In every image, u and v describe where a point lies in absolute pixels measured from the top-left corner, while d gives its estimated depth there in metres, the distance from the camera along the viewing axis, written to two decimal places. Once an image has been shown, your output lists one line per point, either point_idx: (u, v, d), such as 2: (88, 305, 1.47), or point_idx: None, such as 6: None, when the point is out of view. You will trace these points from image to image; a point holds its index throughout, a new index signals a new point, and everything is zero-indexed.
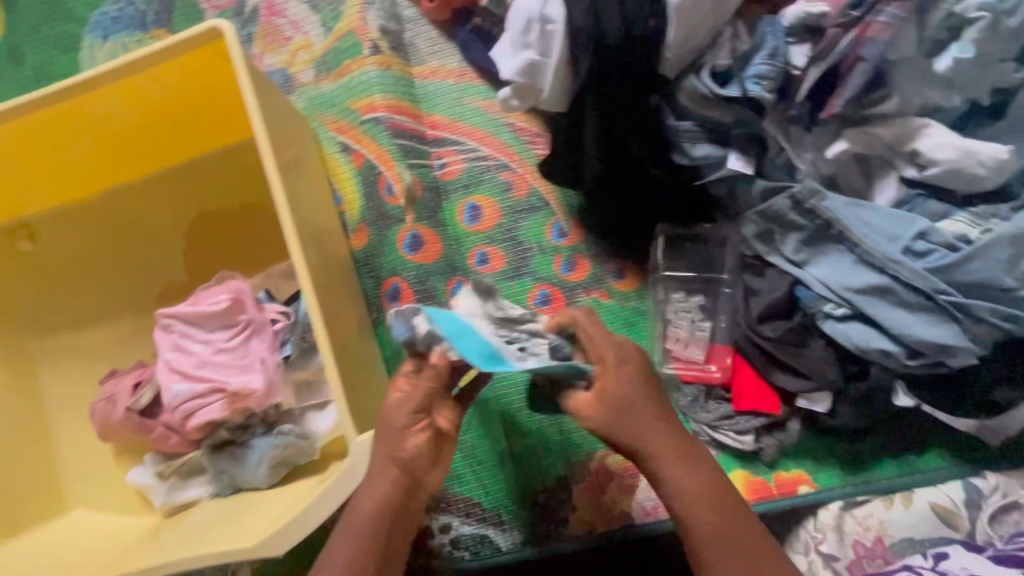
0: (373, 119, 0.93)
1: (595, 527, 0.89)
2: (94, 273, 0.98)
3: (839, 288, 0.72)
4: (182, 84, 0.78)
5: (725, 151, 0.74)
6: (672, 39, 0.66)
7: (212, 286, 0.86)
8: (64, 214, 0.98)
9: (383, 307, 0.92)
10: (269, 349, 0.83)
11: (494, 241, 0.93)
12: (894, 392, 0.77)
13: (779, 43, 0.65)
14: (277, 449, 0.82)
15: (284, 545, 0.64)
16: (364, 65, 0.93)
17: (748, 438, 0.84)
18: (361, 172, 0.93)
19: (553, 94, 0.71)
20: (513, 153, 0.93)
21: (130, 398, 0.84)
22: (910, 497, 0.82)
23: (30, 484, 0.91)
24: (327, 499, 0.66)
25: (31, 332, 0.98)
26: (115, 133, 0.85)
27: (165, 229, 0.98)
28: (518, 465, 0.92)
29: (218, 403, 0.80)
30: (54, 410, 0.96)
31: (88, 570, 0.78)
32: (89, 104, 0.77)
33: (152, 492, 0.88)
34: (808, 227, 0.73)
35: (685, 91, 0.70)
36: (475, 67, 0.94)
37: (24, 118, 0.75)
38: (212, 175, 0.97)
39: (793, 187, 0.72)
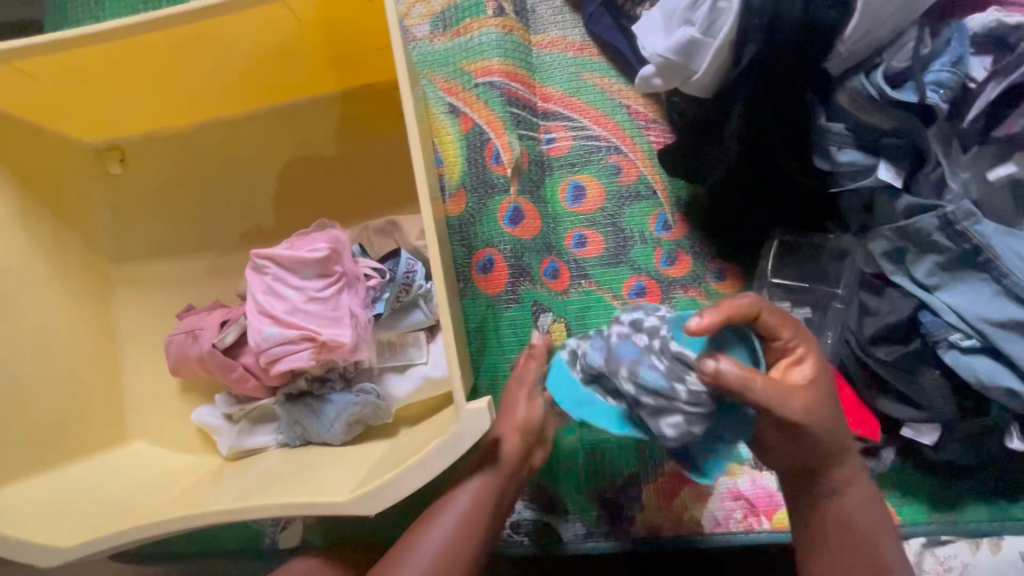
0: (487, 82, 0.90)
1: (661, 530, 0.85)
2: (181, 205, 0.97)
3: (974, 319, 0.68)
4: (314, 20, 0.76)
5: (876, 159, 0.69)
6: (850, 32, 0.62)
7: (311, 232, 0.83)
8: (158, 141, 0.97)
9: (472, 278, 0.89)
10: (361, 304, 0.80)
11: (594, 225, 0.89)
12: (1007, 433, 0.73)
13: (965, 51, 0.62)
14: (356, 407, 0.80)
15: (373, 507, 0.62)
16: (485, 26, 0.90)
17: None
18: (467, 137, 0.91)
19: (704, 76, 0.68)
20: (625, 135, 0.90)
21: (216, 335, 0.82)
22: (999, 543, 0.76)
23: (95, 409, 0.89)
24: (423, 467, 0.62)
25: (111, 256, 0.96)
26: (232, 64, 0.83)
27: (258, 169, 0.96)
28: (589, 455, 0.88)
29: (305, 352, 0.77)
30: (127, 338, 0.95)
31: (157, 503, 0.77)
32: (219, 29, 0.74)
33: (219, 434, 0.87)
34: (952, 251, 0.69)
35: (848, 90, 0.66)
36: (598, 42, 0.91)
37: (152, 35, 0.73)
38: (313, 121, 0.95)
39: (946, 207, 0.68)
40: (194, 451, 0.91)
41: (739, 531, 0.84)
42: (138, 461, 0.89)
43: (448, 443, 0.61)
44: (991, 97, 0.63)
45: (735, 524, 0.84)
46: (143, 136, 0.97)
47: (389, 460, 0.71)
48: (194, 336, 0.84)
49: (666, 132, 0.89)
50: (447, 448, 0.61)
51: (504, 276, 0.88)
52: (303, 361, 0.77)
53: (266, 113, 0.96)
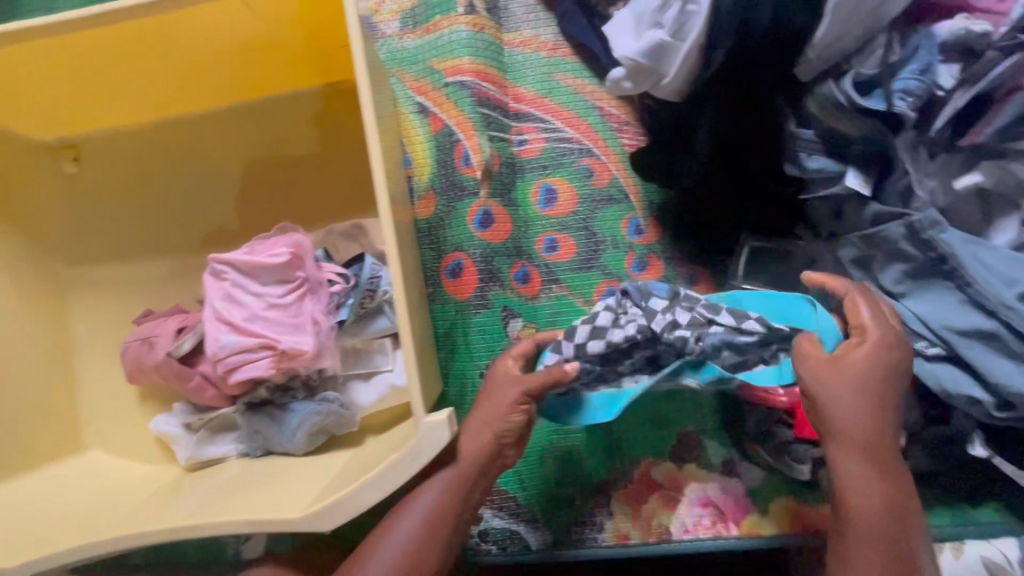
0: (457, 82, 0.87)
1: (630, 538, 0.84)
2: (139, 206, 0.93)
3: (939, 328, 0.69)
4: (272, 16, 0.73)
5: (844, 167, 0.68)
6: (820, 37, 0.60)
7: (272, 236, 0.81)
8: (115, 138, 0.93)
9: (441, 282, 0.87)
10: (323, 311, 0.78)
11: (566, 229, 0.88)
12: (969, 440, 0.73)
13: (933, 59, 0.61)
14: (319, 416, 0.77)
15: (329, 523, 0.60)
16: (455, 24, 0.88)
17: (805, 467, 0.79)
18: (436, 137, 0.88)
19: (674, 80, 0.67)
20: (598, 138, 0.88)
21: (172, 343, 0.79)
22: (961, 548, 0.76)
23: (49, 418, 0.85)
24: (382, 482, 0.60)
25: (66, 258, 0.92)
26: (189, 60, 0.80)
27: (221, 169, 0.93)
28: (560, 463, 0.87)
29: (265, 361, 0.74)
30: (82, 343, 0.91)
31: (109, 516, 0.74)
32: (172, 24, 0.71)
33: (178, 444, 0.84)
34: (918, 259, 0.69)
35: (817, 97, 0.65)
36: (571, 42, 0.89)
37: (99, 29, 0.69)
38: (278, 120, 0.92)
39: (912, 214, 0.67)
40: (153, 460, 0.88)
41: (707, 537, 0.83)
42: (94, 471, 0.86)
43: (406, 457, 0.60)
44: (958, 105, 0.63)
45: (704, 531, 0.83)
46: (98, 134, 0.93)
47: (350, 471, 0.69)
48: (150, 343, 0.81)
49: (639, 135, 0.88)
50: (406, 462, 0.60)
51: (473, 280, 0.86)
52: (262, 370, 0.75)
53: (228, 111, 0.92)
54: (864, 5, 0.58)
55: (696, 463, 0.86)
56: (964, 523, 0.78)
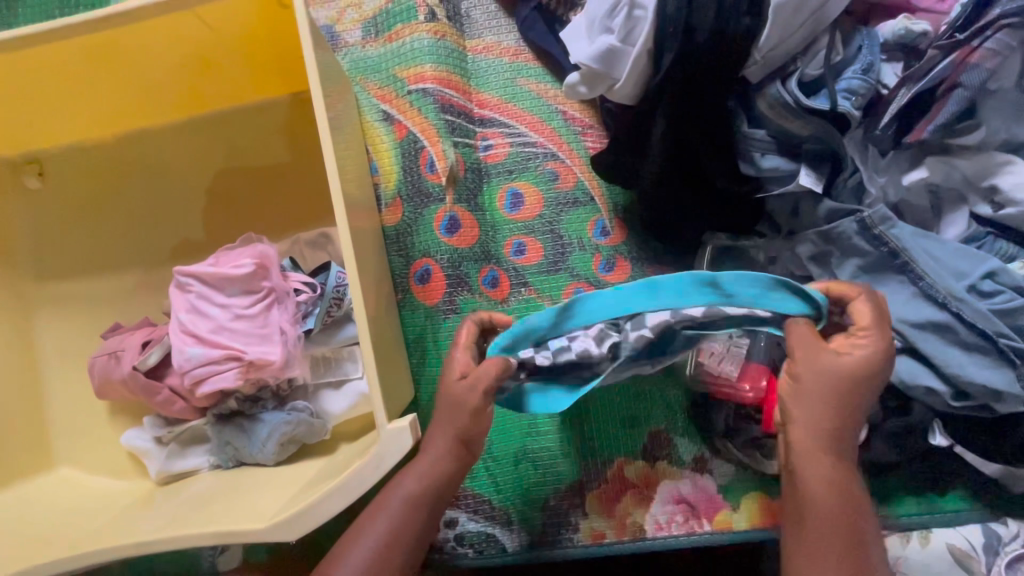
0: (420, 89, 0.88)
1: (605, 537, 0.85)
2: (105, 220, 0.93)
3: (894, 320, 0.69)
4: (230, 28, 0.73)
5: (797, 165, 0.69)
6: (763, 41, 0.63)
7: (237, 247, 0.81)
8: (78, 153, 0.93)
9: (410, 288, 0.87)
10: (290, 320, 0.78)
11: (532, 232, 0.88)
12: (930, 430, 0.75)
13: (874, 59, 0.64)
14: (289, 426, 0.78)
15: (295, 533, 0.60)
16: (417, 32, 0.89)
17: (772, 461, 0.82)
18: (401, 145, 0.89)
19: (627, 83, 0.68)
20: (562, 142, 0.89)
21: (138, 356, 0.79)
22: (928, 536, 0.78)
23: (17, 436, 0.85)
24: (346, 489, 0.60)
25: (32, 274, 0.92)
26: (149, 72, 0.80)
27: (187, 181, 0.93)
28: (534, 465, 0.87)
29: (231, 372, 0.75)
30: (50, 359, 0.90)
31: (78, 533, 0.74)
32: (127, 38, 0.71)
33: (148, 458, 0.83)
34: (872, 254, 0.70)
35: (766, 97, 0.67)
36: (533, 47, 0.90)
37: (54, 44, 0.70)
38: (243, 130, 0.92)
39: (863, 211, 0.69)
40: (124, 475, 0.87)
41: (680, 534, 0.84)
42: (64, 487, 0.85)
43: (369, 465, 0.60)
44: (902, 102, 0.65)
45: (677, 528, 0.84)
46: (62, 149, 0.92)
47: (318, 480, 0.69)
48: (117, 358, 0.81)
49: (602, 137, 0.89)
50: (368, 469, 0.60)
51: (442, 286, 0.87)
52: (229, 381, 0.75)
53: (193, 123, 0.92)
54: (805, 8, 0.61)
55: (667, 460, 0.87)
56: (931, 511, 0.79)
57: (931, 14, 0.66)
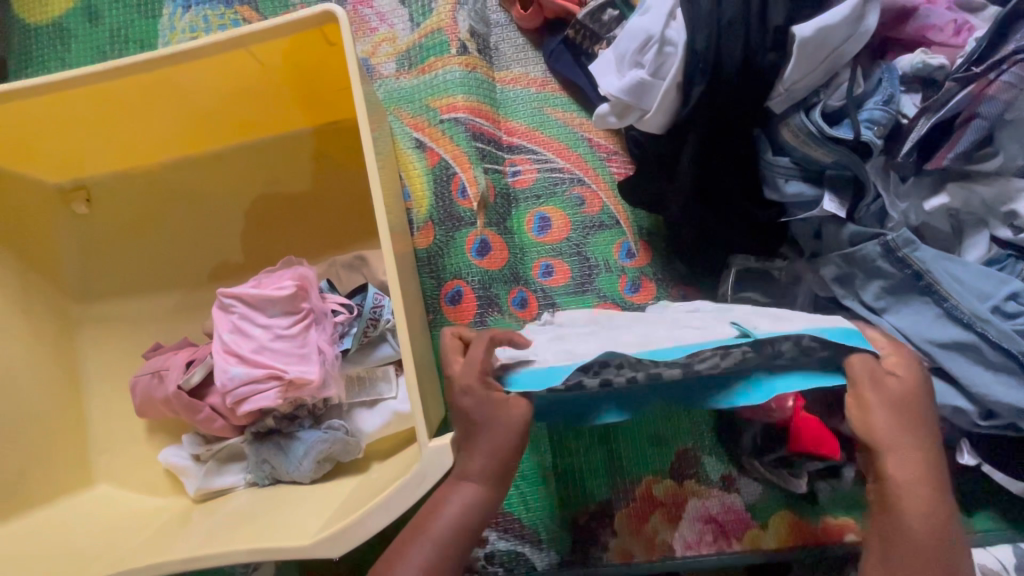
0: (452, 118, 0.92)
1: (635, 557, 0.85)
2: (148, 243, 0.97)
3: (920, 341, 0.71)
4: (278, 64, 0.77)
5: (820, 191, 0.73)
6: (788, 74, 0.66)
7: (278, 269, 0.84)
8: (124, 179, 0.97)
9: (441, 309, 0.90)
10: (328, 340, 0.81)
11: (560, 254, 0.91)
12: (958, 449, 0.76)
13: (893, 91, 0.68)
14: (325, 444, 0.79)
15: (338, 550, 0.62)
16: (449, 64, 0.93)
17: (802, 481, 0.83)
18: (433, 171, 0.92)
19: (658, 113, 0.71)
20: (588, 168, 0.93)
21: (182, 375, 0.81)
22: None
23: (60, 453, 0.87)
24: (386, 506, 0.61)
25: (76, 296, 0.95)
26: (198, 106, 0.84)
27: (226, 207, 0.97)
28: (564, 483, 0.88)
29: (272, 391, 0.77)
30: (91, 376, 0.94)
31: (121, 549, 0.75)
32: (184, 75, 0.76)
33: (186, 476, 0.85)
34: (895, 276, 0.72)
35: (791, 127, 0.70)
36: (559, 78, 0.94)
37: (114, 82, 0.74)
38: (281, 157, 0.96)
39: (886, 234, 0.71)
40: (161, 493, 0.89)
41: (709, 553, 0.85)
42: (103, 504, 0.87)
43: (411, 482, 0.62)
44: (923, 131, 0.67)
45: (706, 547, 0.85)
46: (107, 175, 0.97)
47: (357, 499, 0.71)
48: (159, 377, 0.83)
49: (626, 163, 0.93)
50: (410, 487, 0.62)
51: (473, 306, 0.89)
52: (270, 400, 0.77)
53: (233, 151, 0.96)
54: (826, 46, 0.65)
55: (695, 479, 0.88)
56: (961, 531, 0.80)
57: (947, 48, 0.69)
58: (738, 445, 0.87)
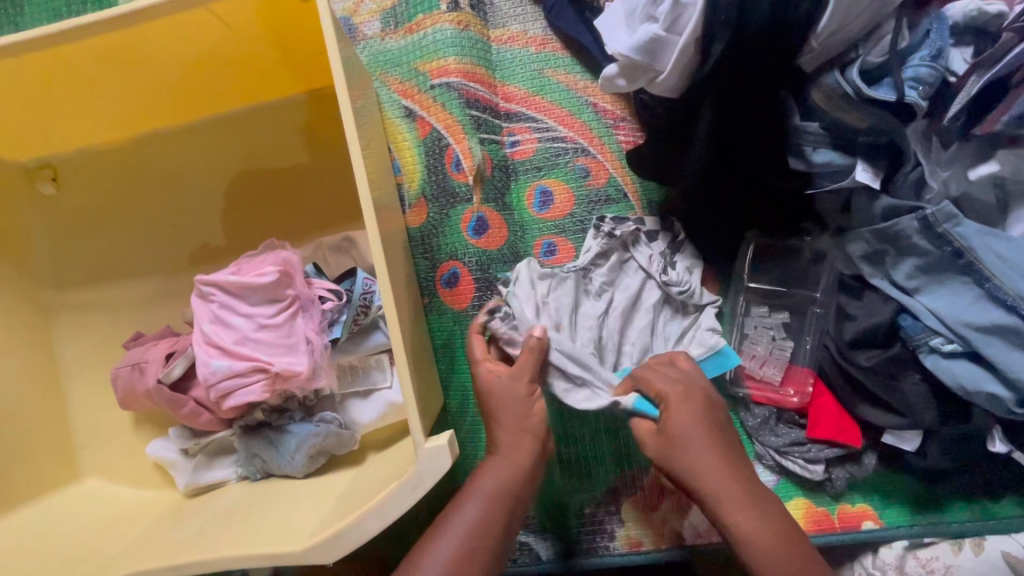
0: (444, 83, 0.84)
1: (643, 545, 0.82)
2: (124, 226, 0.91)
3: (955, 323, 0.66)
4: (248, 24, 0.69)
5: (852, 159, 0.66)
6: (823, 26, 0.58)
7: (260, 254, 0.78)
8: (95, 156, 0.90)
9: (437, 292, 0.84)
10: (316, 329, 0.75)
11: (563, 231, 0.85)
12: (988, 437, 0.71)
13: (943, 44, 0.59)
14: (318, 438, 0.75)
15: (331, 555, 0.58)
16: (439, 23, 0.84)
17: (819, 468, 0.77)
18: (425, 143, 0.85)
19: (671, 75, 0.63)
20: (593, 136, 0.85)
21: (161, 369, 0.76)
22: (981, 544, 0.74)
23: (43, 448, 0.83)
24: (383, 510, 0.57)
25: (52, 283, 0.90)
26: (163, 73, 0.77)
27: (205, 185, 0.90)
28: (568, 471, 0.85)
29: (258, 385, 0.72)
30: (72, 366, 0.89)
31: (112, 547, 0.72)
32: (141, 40, 0.68)
33: (175, 470, 0.82)
34: (931, 254, 0.66)
35: (822, 88, 0.63)
36: (561, 36, 0.85)
37: (66, 49, 0.66)
38: (262, 130, 0.89)
39: (926, 208, 0.65)
40: (152, 486, 0.86)
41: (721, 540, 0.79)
42: (94, 499, 0.84)
43: (407, 485, 0.57)
44: (971, 92, 0.60)
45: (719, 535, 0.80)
46: (74, 153, 0.90)
47: (354, 495, 0.67)
48: (140, 370, 0.79)
49: (635, 131, 0.85)
50: (408, 489, 0.57)
51: (470, 289, 0.84)
52: (256, 394, 0.72)
53: (209, 124, 0.89)
54: None
55: None
56: (984, 518, 0.75)
57: None
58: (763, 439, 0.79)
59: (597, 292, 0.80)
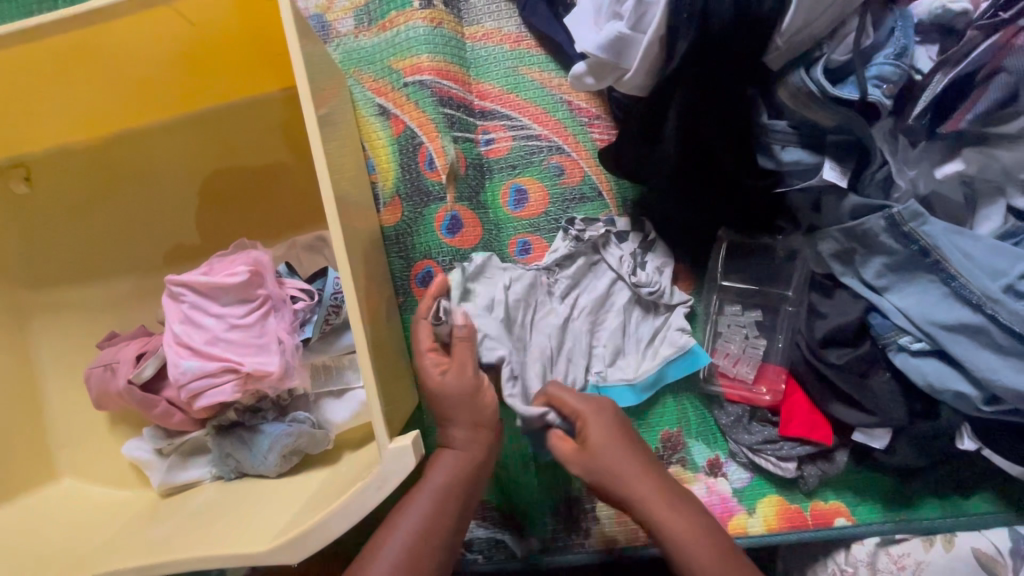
0: (417, 82, 0.83)
1: (616, 542, 0.82)
2: (98, 226, 0.90)
3: (922, 321, 0.66)
4: (215, 22, 0.69)
5: (819, 158, 0.66)
6: (787, 25, 0.57)
7: (232, 254, 0.78)
8: (68, 155, 0.90)
9: (411, 291, 0.84)
10: (287, 329, 0.75)
11: (537, 230, 0.84)
12: (958, 434, 0.72)
13: (908, 42, 0.59)
14: (290, 438, 0.75)
15: (297, 555, 0.58)
16: (411, 20, 0.84)
17: (791, 465, 0.77)
18: (399, 141, 0.85)
19: (637, 74, 0.63)
20: (567, 134, 0.85)
21: (133, 369, 0.76)
22: (952, 540, 0.75)
23: (17, 448, 0.83)
24: (347, 511, 0.57)
25: (26, 283, 0.90)
26: (132, 72, 0.76)
27: (180, 184, 0.90)
28: (544, 468, 0.85)
29: (228, 385, 0.72)
30: (47, 366, 0.89)
31: (85, 547, 0.72)
32: (103, 39, 0.67)
33: (150, 469, 0.82)
34: (899, 253, 0.66)
35: (788, 86, 0.62)
36: (535, 33, 0.85)
37: (29, 48, 0.65)
38: (236, 128, 0.88)
39: (893, 207, 0.65)
40: (128, 486, 0.86)
41: None
42: (70, 499, 0.84)
43: (371, 486, 0.57)
44: (937, 89, 0.60)
45: None
46: (45, 152, 0.89)
47: (324, 495, 0.67)
48: (112, 370, 0.78)
49: (609, 128, 0.84)
50: (372, 490, 0.57)
51: None
52: (227, 395, 0.72)
53: (182, 122, 0.89)
54: None
55: (682, 465, 0.82)
56: (955, 514, 0.76)
57: None
58: (740, 439, 0.80)
59: (562, 296, 0.82)
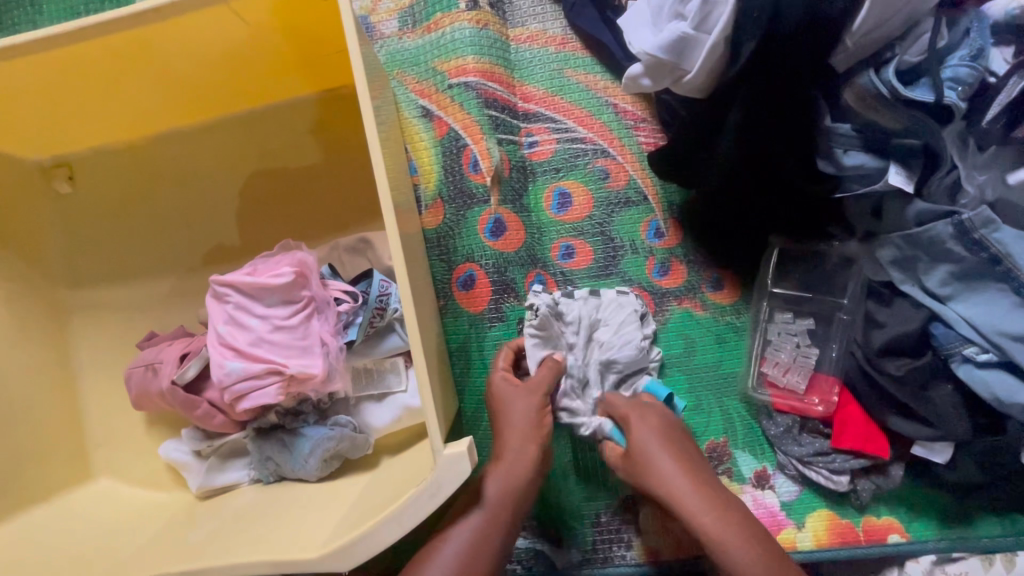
0: (461, 83, 0.83)
1: (660, 555, 0.80)
2: (138, 226, 0.90)
3: (990, 332, 0.64)
4: (267, 22, 0.68)
5: (884, 163, 0.64)
6: (858, 25, 0.56)
7: (276, 254, 0.78)
8: (110, 154, 0.90)
9: (452, 295, 0.83)
10: (331, 331, 0.74)
11: (582, 234, 0.83)
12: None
13: (984, 43, 0.57)
14: (333, 442, 0.74)
15: (346, 563, 0.57)
16: (458, 21, 0.83)
17: (844, 479, 0.75)
18: (442, 144, 0.84)
19: (698, 75, 0.62)
20: (613, 137, 0.83)
21: (175, 370, 0.76)
22: (1013, 559, 0.72)
23: (56, 448, 0.83)
24: (400, 518, 0.56)
25: (65, 281, 0.90)
26: (181, 72, 0.76)
27: (219, 184, 0.89)
28: (586, 479, 0.83)
29: (272, 388, 0.71)
30: (85, 365, 0.89)
31: (124, 549, 0.71)
32: (158, 37, 0.67)
33: (188, 471, 0.81)
34: (967, 261, 0.64)
35: (855, 88, 0.61)
36: (580, 35, 0.84)
37: (84, 46, 0.65)
38: (277, 129, 0.88)
39: (962, 213, 0.63)
40: (164, 487, 0.85)
41: None
42: (106, 500, 0.84)
43: (425, 493, 0.56)
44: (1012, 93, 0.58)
45: None
46: (88, 151, 0.89)
47: (369, 501, 0.66)
48: (154, 370, 0.78)
49: (656, 132, 0.83)
50: (426, 497, 0.56)
51: (487, 292, 0.82)
52: (270, 397, 0.71)
53: (224, 122, 0.89)
54: None
55: (728, 476, 0.79)
56: (1017, 533, 0.73)
57: None
58: (792, 451, 0.77)
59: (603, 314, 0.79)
